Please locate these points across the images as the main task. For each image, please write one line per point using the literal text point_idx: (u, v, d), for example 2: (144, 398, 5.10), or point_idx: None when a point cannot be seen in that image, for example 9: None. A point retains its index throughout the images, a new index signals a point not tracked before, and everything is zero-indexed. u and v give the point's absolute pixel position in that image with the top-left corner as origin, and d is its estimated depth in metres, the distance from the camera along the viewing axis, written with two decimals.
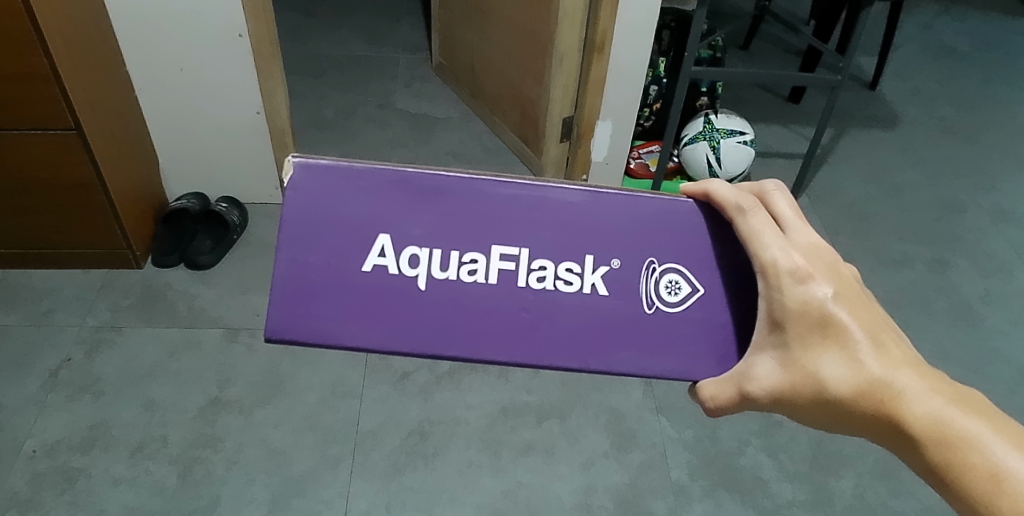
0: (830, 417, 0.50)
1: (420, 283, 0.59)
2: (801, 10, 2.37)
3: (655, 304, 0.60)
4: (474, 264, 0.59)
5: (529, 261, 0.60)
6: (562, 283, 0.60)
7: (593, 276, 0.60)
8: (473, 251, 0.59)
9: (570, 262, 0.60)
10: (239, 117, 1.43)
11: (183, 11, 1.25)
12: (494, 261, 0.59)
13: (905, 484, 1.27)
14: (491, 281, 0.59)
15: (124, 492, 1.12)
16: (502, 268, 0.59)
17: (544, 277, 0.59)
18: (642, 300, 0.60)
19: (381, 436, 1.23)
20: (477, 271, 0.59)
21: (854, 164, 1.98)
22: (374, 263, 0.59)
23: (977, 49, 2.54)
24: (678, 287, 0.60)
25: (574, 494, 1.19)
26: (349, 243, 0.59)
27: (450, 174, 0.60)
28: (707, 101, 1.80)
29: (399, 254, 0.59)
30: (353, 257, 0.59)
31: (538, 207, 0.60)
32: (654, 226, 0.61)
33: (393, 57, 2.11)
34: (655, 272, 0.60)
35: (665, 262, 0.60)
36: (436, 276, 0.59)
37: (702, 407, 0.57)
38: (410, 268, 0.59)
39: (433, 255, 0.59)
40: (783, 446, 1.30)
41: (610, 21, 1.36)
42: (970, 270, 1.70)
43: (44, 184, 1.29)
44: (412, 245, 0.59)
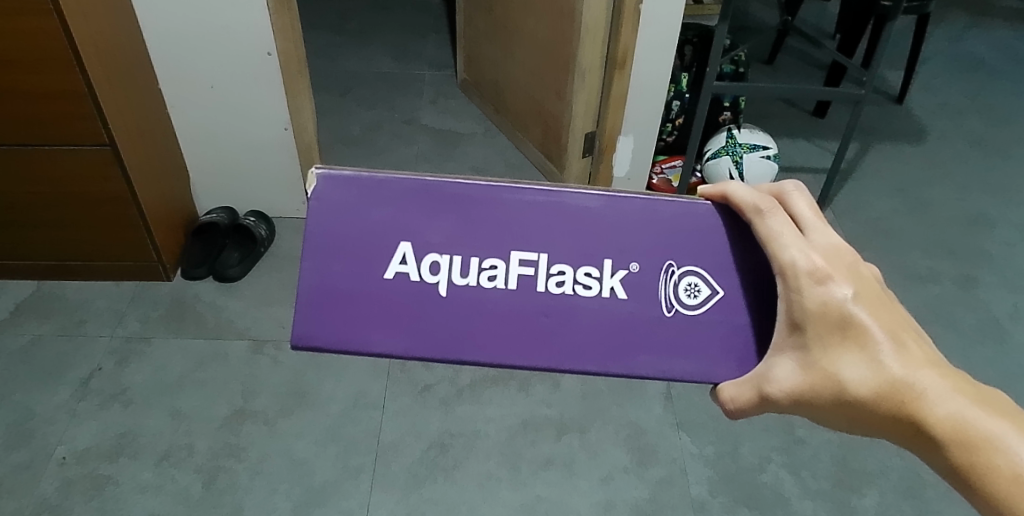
0: (851, 419, 0.49)
1: (440, 288, 0.60)
2: (825, 24, 2.36)
3: (674, 307, 0.60)
4: (494, 270, 0.60)
5: (548, 266, 0.60)
6: (581, 287, 0.60)
7: (611, 280, 0.60)
8: (492, 257, 0.60)
9: (589, 267, 0.60)
10: (268, 133, 1.47)
11: (216, 31, 1.29)
12: (513, 266, 0.60)
13: (932, 504, 1.24)
14: (510, 286, 0.60)
15: (150, 499, 1.14)
16: (521, 273, 0.60)
17: (563, 282, 0.60)
18: (662, 302, 0.60)
19: (402, 448, 1.24)
20: (497, 276, 0.60)
21: (879, 178, 1.96)
22: (395, 270, 0.60)
23: (1007, 62, 2.50)
24: (697, 289, 0.60)
25: (593, 508, 1.18)
26: (372, 251, 0.60)
27: (470, 182, 0.61)
28: (730, 116, 1.79)
29: (420, 261, 0.60)
30: (374, 264, 0.60)
31: (556, 213, 0.61)
32: (672, 230, 0.61)
33: (418, 73, 2.14)
34: (673, 275, 0.61)
35: (684, 265, 0.61)
36: (456, 282, 0.60)
37: (722, 409, 0.57)
38: (431, 274, 0.60)
39: (454, 262, 0.60)
40: (806, 463, 1.28)
41: (632, 37, 1.37)
42: (998, 286, 1.67)
43: (80, 198, 1.33)
44: (433, 252, 0.60)
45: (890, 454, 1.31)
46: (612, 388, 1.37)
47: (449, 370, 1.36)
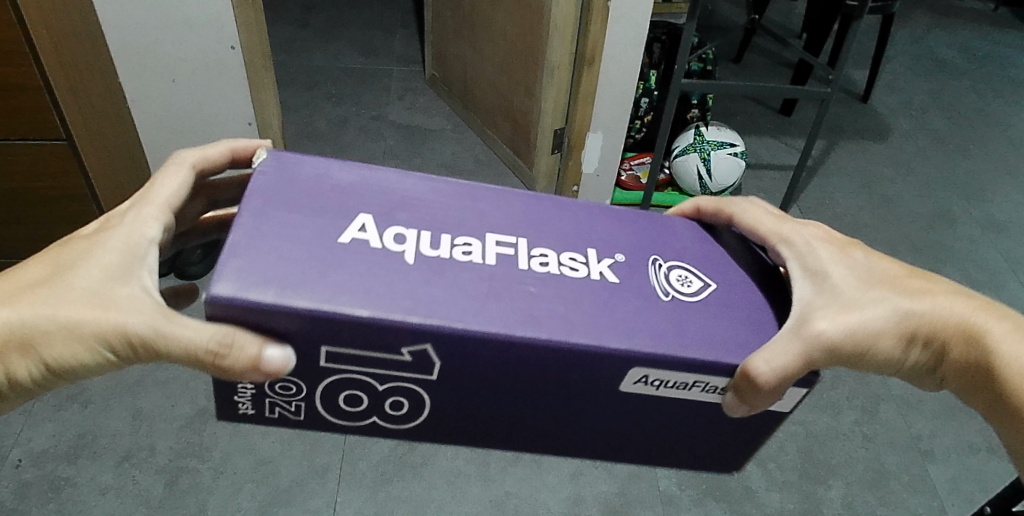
0: (906, 341, 0.49)
1: (406, 257, 0.45)
2: (792, 23, 2.40)
3: (671, 294, 0.47)
4: (468, 246, 0.48)
5: (529, 248, 0.49)
6: (568, 268, 0.48)
7: (598, 266, 0.49)
8: (465, 236, 0.49)
9: (572, 252, 0.50)
10: (232, 129, 1.45)
11: (178, 25, 1.27)
12: (489, 245, 0.48)
13: (895, 493, 1.27)
14: (489, 262, 0.47)
15: (110, 501, 1.12)
16: (500, 252, 0.48)
17: (548, 262, 0.48)
18: (655, 290, 0.48)
19: (369, 446, 1.23)
20: (472, 252, 0.47)
21: (845, 175, 1.99)
22: (351, 236, 0.46)
23: (968, 62, 2.56)
24: (689, 282, 0.49)
25: (563, 503, 1.19)
26: (320, 214, 0.47)
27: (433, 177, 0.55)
28: (698, 113, 1.81)
29: (381, 230, 0.47)
30: (319, 228, 0.45)
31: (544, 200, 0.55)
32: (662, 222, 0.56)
33: (387, 69, 2.13)
34: (661, 268, 0.50)
35: (669, 261, 0.51)
36: (426, 253, 0.46)
37: (762, 399, 0.43)
38: (395, 244, 0.46)
39: (423, 236, 0.47)
40: (773, 456, 1.30)
41: (601, 35, 1.38)
42: (960, 280, 1.71)
43: (35, 195, 1.30)
44: (397, 225, 0.48)
45: (855, 445, 1.33)
46: None
47: None
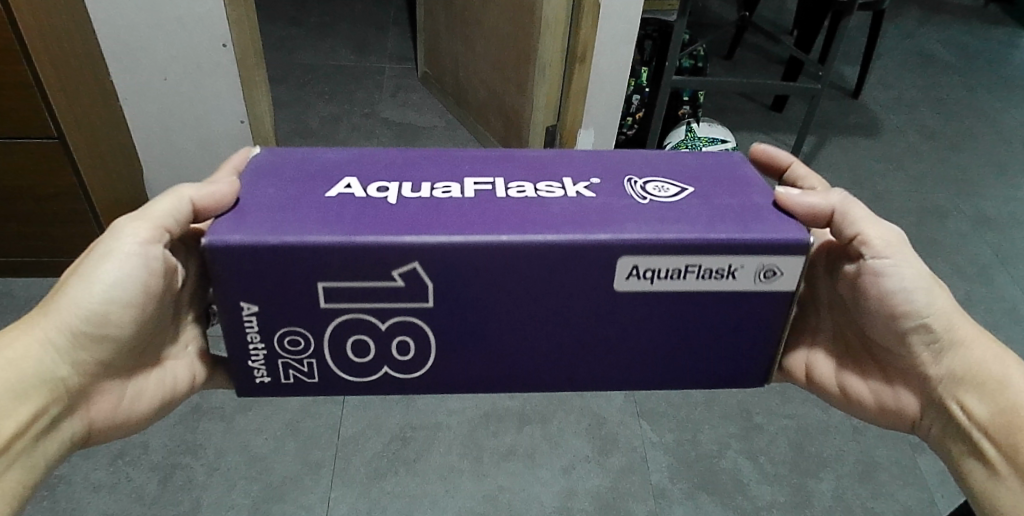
0: (935, 302, 0.61)
1: (389, 199, 0.54)
2: (783, 20, 2.41)
3: (649, 197, 0.56)
4: (447, 189, 0.57)
5: (505, 184, 0.58)
6: (545, 191, 0.57)
7: (574, 187, 0.57)
8: (445, 181, 0.58)
9: (550, 181, 0.59)
10: (226, 126, 1.45)
11: (170, 24, 1.28)
12: (468, 187, 0.58)
13: (886, 485, 1.28)
14: (466, 194, 0.56)
15: (104, 498, 1.12)
16: (478, 189, 0.57)
17: (523, 190, 0.57)
18: (635, 194, 0.56)
19: (363, 442, 1.23)
20: (450, 190, 0.57)
21: (836, 171, 2.00)
22: (338, 191, 0.55)
23: (957, 58, 2.58)
24: (667, 187, 0.58)
25: (555, 497, 1.19)
26: (313, 180, 0.56)
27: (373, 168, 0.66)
28: (689, 109, 1.83)
29: (365, 185, 0.56)
30: (314, 187, 0.55)
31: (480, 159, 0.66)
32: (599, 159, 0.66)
33: (379, 67, 2.13)
34: (638, 184, 0.59)
35: (647, 177, 0.59)
36: (406, 195, 0.55)
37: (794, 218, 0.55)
38: (377, 192, 0.55)
39: (401, 187, 0.56)
40: (764, 449, 1.31)
41: (592, 31, 1.39)
42: (950, 274, 1.73)
43: (28, 191, 1.30)
44: (381, 180, 0.57)
45: (846, 439, 1.34)
46: None
47: None
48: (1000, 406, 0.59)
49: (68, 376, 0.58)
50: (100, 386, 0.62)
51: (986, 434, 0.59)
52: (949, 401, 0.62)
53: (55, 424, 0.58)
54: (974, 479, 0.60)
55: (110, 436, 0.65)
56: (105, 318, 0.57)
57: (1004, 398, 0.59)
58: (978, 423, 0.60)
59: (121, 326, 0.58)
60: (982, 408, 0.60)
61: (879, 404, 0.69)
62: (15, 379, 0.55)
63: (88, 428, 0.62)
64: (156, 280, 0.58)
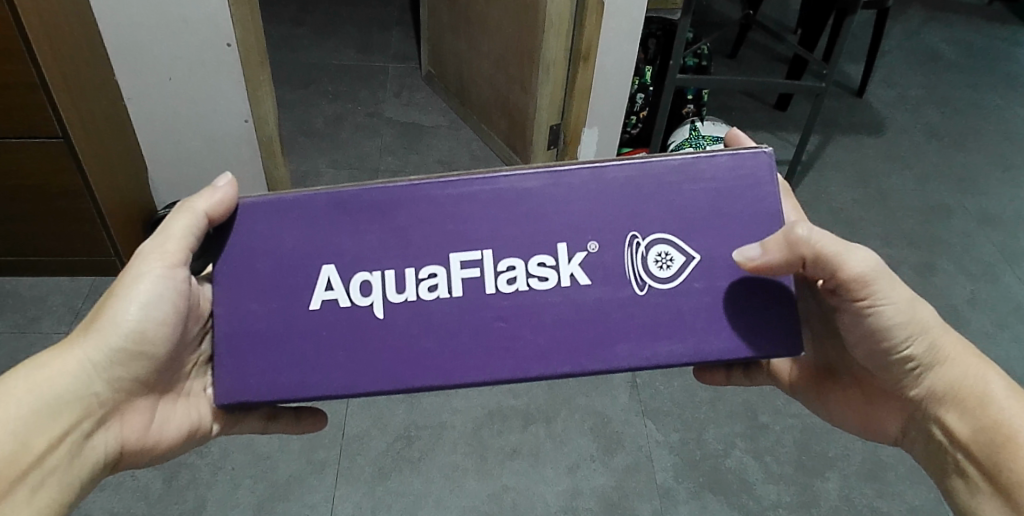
0: (919, 338, 0.67)
1: (376, 311, 0.64)
2: (787, 19, 2.40)
3: (647, 284, 0.65)
4: (433, 278, 0.64)
5: (497, 264, 0.64)
6: (537, 279, 0.64)
7: (570, 266, 0.65)
8: (430, 266, 0.64)
9: (542, 258, 0.64)
10: (230, 126, 1.46)
11: (174, 24, 1.28)
12: (455, 272, 0.64)
13: (892, 485, 1.27)
14: (455, 292, 0.64)
15: (110, 497, 1.12)
16: (465, 275, 0.64)
17: (515, 279, 0.64)
18: (634, 282, 0.65)
19: (367, 440, 1.23)
20: (437, 284, 0.64)
21: (841, 169, 2.00)
22: (321, 297, 0.64)
23: (963, 56, 2.57)
24: (669, 259, 0.65)
25: (560, 497, 1.19)
26: (296, 282, 0.64)
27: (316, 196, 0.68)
28: (693, 108, 1.84)
29: (345, 283, 0.64)
30: (300, 296, 0.64)
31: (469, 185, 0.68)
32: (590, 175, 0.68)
33: (382, 66, 2.13)
34: (641, 247, 0.65)
35: (649, 236, 0.65)
36: (393, 298, 0.64)
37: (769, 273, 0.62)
38: (362, 295, 0.64)
39: (385, 278, 0.64)
40: (769, 449, 1.30)
41: (596, 30, 1.38)
42: (955, 272, 1.72)
43: (33, 191, 1.31)
44: (362, 271, 0.64)
45: (853, 438, 1.33)
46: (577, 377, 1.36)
47: None
48: (979, 424, 0.66)
49: (102, 393, 0.63)
50: (130, 405, 0.66)
51: (966, 450, 0.66)
52: (930, 420, 0.70)
53: (88, 439, 0.62)
54: (953, 489, 0.68)
55: (141, 463, 0.68)
56: (141, 333, 0.63)
57: (980, 416, 0.66)
58: (958, 441, 0.67)
59: (152, 342, 0.64)
60: (962, 427, 0.67)
61: (863, 420, 0.77)
62: (53, 396, 0.60)
63: (122, 451, 0.65)
64: (184, 300, 0.65)
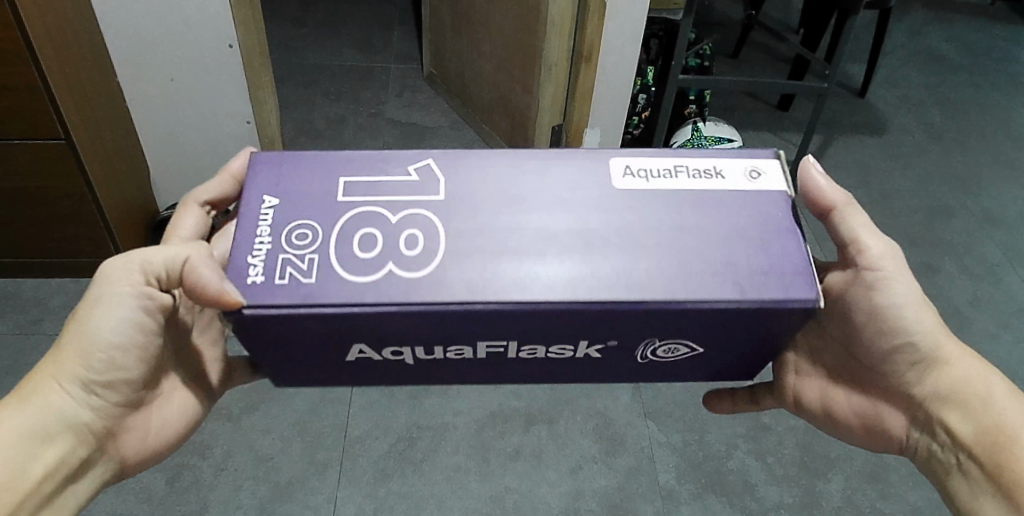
0: (924, 327, 0.66)
1: (405, 360, 0.60)
2: (789, 18, 2.40)
3: (648, 358, 0.61)
4: (456, 351, 0.58)
5: (517, 348, 0.58)
6: (553, 353, 0.59)
7: (586, 349, 0.59)
8: (454, 347, 0.57)
9: (562, 346, 0.58)
10: (231, 127, 1.46)
11: (175, 25, 1.27)
12: (481, 348, 0.57)
13: (895, 486, 1.27)
14: (478, 356, 0.59)
15: (113, 499, 1.12)
16: (487, 352, 0.58)
17: (532, 354, 0.59)
18: (638, 357, 0.60)
19: (369, 442, 1.23)
20: (460, 353, 0.58)
21: (843, 169, 2.00)
22: (354, 356, 0.58)
23: (965, 56, 2.57)
24: (675, 350, 0.59)
25: (562, 498, 1.19)
26: (322, 351, 0.57)
27: (308, 258, 0.53)
28: (695, 109, 1.84)
29: (375, 351, 0.57)
30: (333, 356, 0.58)
31: (498, 255, 0.55)
32: (651, 263, 0.54)
33: (384, 66, 2.13)
34: (654, 345, 0.58)
35: (666, 340, 0.57)
36: (419, 357, 0.59)
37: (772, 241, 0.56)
38: (390, 354, 0.58)
39: (412, 350, 0.58)
40: (772, 450, 1.30)
41: (598, 32, 1.38)
42: (958, 273, 1.72)
43: (35, 193, 1.31)
44: (389, 346, 0.57)
45: None
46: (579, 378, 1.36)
47: None
48: (983, 425, 0.65)
49: (90, 419, 0.62)
50: (121, 424, 0.66)
51: (969, 452, 0.64)
52: (933, 421, 0.67)
53: (84, 463, 0.62)
54: (955, 493, 0.66)
55: (144, 467, 0.70)
56: (111, 362, 0.61)
57: (982, 419, 0.65)
58: (960, 441, 0.65)
59: (133, 364, 0.62)
60: (966, 427, 0.65)
61: (860, 423, 0.73)
62: (39, 422, 0.59)
63: (120, 465, 0.66)
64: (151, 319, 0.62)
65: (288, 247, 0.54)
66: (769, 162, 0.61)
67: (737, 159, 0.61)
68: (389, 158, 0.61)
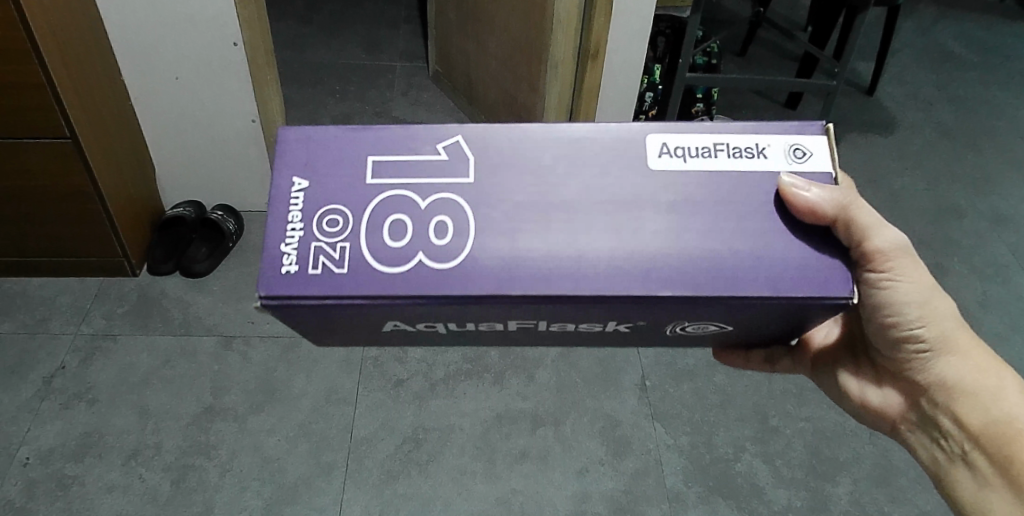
0: (935, 323, 0.63)
1: (438, 329, 0.52)
2: (797, 16, 2.38)
3: (679, 330, 0.53)
4: (493, 326, 0.51)
5: (549, 324, 0.51)
6: (588, 328, 0.52)
7: (618, 326, 0.52)
8: (487, 322, 0.50)
9: (597, 323, 0.51)
10: (236, 125, 1.45)
11: (180, 22, 1.26)
12: (511, 324, 0.51)
13: (904, 489, 1.26)
14: (510, 328, 0.52)
15: (118, 500, 1.12)
16: (522, 325, 0.51)
17: (568, 327, 0.52)
18: (671, 328, 0.53)
19: (375, 443, 1.22)
20: (496, 326, 0.51)
21: (851, 169, 1.98)
22: (393, 327, 0.51)
23: (975, 54, 2.54)
24: (705, 326, 0.52)
25: (568, 501, 1.18)
26: (354, 325, 0.50)
27: (340, 247, 0.46)
28: (703, 107, 1.82)
29: (413, 322, 0.50)
30: (365, 328, 0.51)
31: (528, 250, 0.47)
32: (691, 254, 0.47)
33: (390, 64, 2.12)
34: (690, 324, 0.51)
35: (706, 322, 0.50)
36: (453, 327, 0.51)
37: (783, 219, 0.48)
38: (426, 325, 0.51)
39: (448, 324, 0.50)
40: (780, 453, 1.29)
41: (604, 28, 1.36)
42: (967, 273, 1.70)
43: (41, 192, 1.30)
44: (423, 319, 0.50)
45: (863, 442, 1.32)
46: (586, 381, 1.36)
47: (423, 365, 1.35)
48: (990, 416, 0.64)
49: None
50: None
51: (976, 441, 0.64)
52: (940, 412, 0.67)
53: None
54: (957, 479, 0.66)
55: None
56: None
57: (991, 410, 0.65)
58: (969, 432, 0.65)
59: None
60: (974, 418, 0.65)
61: (866, 402, 0.74)
62: None
63: None
64: None
65: (320, 234, 0.47)
66: (817, 139, 0.51)
67: (780, 134, 0.50)
68: (414, 134, 0.51)
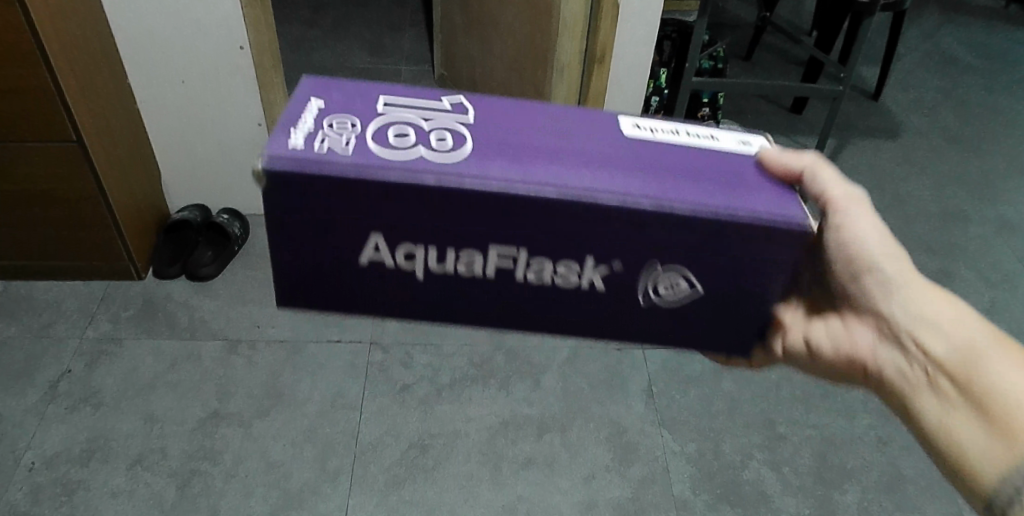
0: (878, 239, 0.56)
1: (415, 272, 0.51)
2: (801, 21, 2.38)
3: (649, 297, 0.52)
4: (467, 258, 0.50)
5: (524, 260, 0.49)
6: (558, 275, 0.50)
7: (591, 274, 0.50)
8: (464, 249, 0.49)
9: (568, 260, 0.49)
10: (242, 129, 1.44)
11: (187, 26, 1.26)
12: (491, 258, 0.49)
13: (912, 498, 1.25)
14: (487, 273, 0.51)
15: (123, 505, 1.11)
16: (498, 264, 0.50)
17: (538, 270, 0.50)
18: (639, 292, 0.51)
19: (381, 448, 1.22)
20: (470, 261, 0.50)
21: (856, 174, 1.98)
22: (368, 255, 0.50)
23: (979, 59, 2.54)
24: (676, 285, 0.51)
25: (575, 508, 1.17)
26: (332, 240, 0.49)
27: (347, 136, 0.47)
28: (709, 111, 1.82)
29: (392, 250, 0.50)
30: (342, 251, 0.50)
31: (522, 154, 0.48)
32: (667, 172, 0.48)
33: (395, 67, 2.12)
34: (657, 273, 0.50)
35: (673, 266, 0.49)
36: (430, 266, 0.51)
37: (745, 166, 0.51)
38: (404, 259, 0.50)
39: (427, 253, 0.50)
40: (788, 460, 1.28)
41: (610, 33, 1.36)
42: (973, 279, 1.69)
43: (48, 196, 1.30)
44: (407, 242, 0.49)
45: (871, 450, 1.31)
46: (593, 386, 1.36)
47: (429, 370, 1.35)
48: (953, 343, 0.54)
49: None
50: None
51: (943, 368, 0.54)
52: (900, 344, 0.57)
53: None
54: (925, 419, 0.55)
55: None
56: None
57: (954, 337, 0.54)
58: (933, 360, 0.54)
59: None
60: (936, 345, 0.55)
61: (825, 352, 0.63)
62: None
63: None
64: None
65: (326, 126, 0.48)
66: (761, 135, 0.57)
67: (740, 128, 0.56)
68: (424, 91, 0.56)
